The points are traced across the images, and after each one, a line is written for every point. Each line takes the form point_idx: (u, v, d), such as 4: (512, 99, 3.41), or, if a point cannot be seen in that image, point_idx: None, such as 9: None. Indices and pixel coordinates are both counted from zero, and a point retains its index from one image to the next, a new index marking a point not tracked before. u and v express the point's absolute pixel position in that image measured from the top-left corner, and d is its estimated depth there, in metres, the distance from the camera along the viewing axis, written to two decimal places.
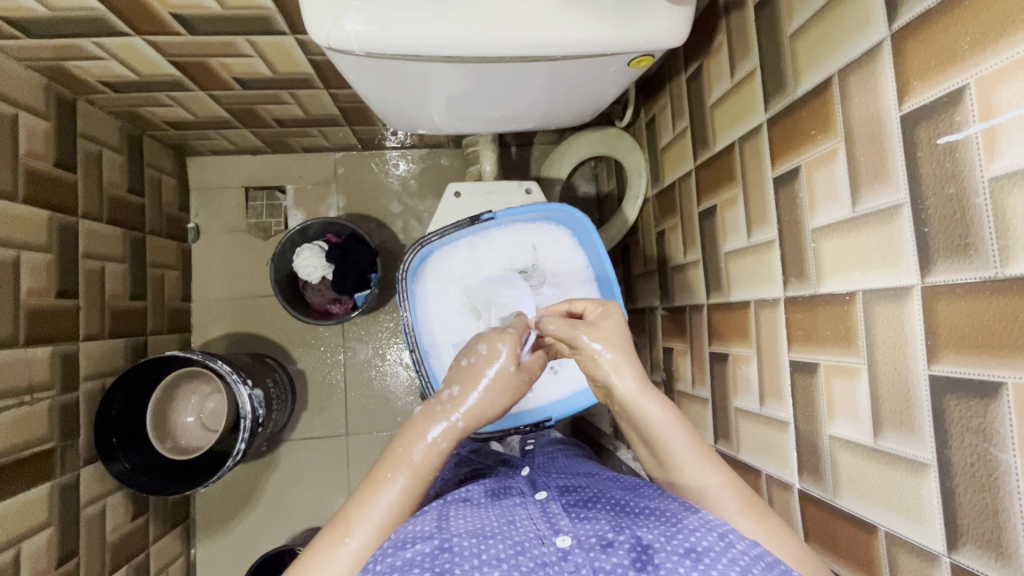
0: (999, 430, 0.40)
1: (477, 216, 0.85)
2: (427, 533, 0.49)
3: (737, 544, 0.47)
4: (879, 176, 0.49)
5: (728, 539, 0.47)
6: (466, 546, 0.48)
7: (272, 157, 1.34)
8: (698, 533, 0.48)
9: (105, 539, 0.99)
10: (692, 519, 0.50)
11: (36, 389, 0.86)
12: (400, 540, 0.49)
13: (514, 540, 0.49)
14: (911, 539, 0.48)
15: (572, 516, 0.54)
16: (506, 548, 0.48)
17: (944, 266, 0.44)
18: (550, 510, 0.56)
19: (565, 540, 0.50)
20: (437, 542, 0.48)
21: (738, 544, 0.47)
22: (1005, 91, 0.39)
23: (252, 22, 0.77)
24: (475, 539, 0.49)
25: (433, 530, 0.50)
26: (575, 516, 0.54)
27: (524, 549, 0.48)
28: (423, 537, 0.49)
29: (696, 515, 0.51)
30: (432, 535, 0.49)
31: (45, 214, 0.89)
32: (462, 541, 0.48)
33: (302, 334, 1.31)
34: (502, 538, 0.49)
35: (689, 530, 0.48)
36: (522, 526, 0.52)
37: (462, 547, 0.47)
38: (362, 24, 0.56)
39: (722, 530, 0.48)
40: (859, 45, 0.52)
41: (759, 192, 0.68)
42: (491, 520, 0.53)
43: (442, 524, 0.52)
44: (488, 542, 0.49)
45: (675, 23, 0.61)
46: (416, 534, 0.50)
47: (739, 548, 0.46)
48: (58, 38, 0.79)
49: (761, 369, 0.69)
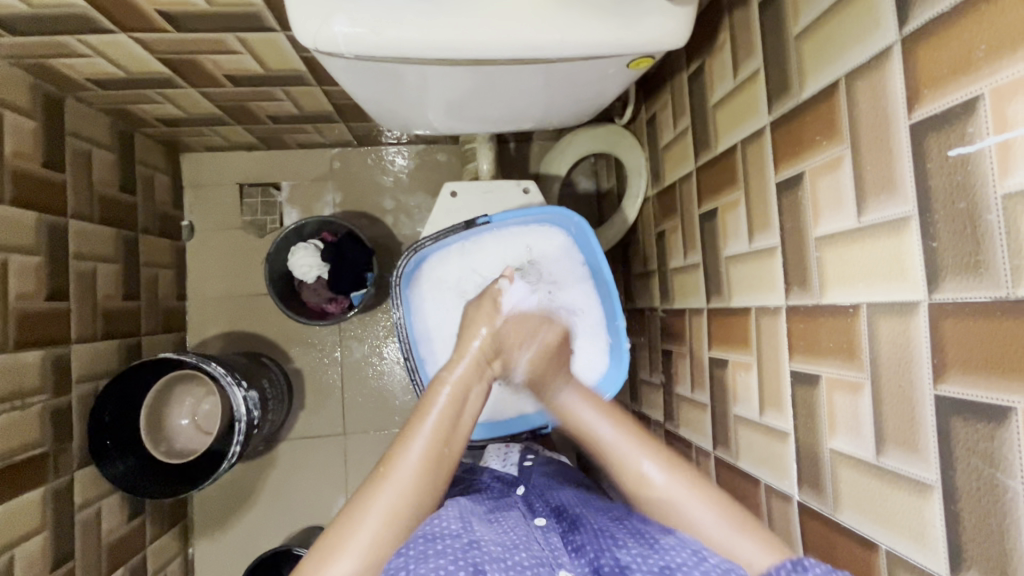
0: (1007, 455, 0.39)
1: (472, 220, 0.84)
2: (455, 531, 0.53)
3: (710, 559, 0.51)
4: (887, 186, 0.48)
5: (701, 555, 0.52)
6: (492, 550, 0.51)
7: (267, 154, 1.32)
8: (674, 551, 0.52)
9: (101, 541, 0.98)
10: (667, 540, 0.55)
11: (28, 394, 0.85)
12: (428, 533, 0.52)
13: (534, 552, 0.53)
14: (913, 560, 0.47)
15: (573, 544, 0.55)
16: (527, 557, 0.51)
17: (952, 283, 0.42)
18: (552, 539, 0.56)
19: (566, 575, 0.50)
20: (465, 540, 0.52)
21: (711, 559, 0.51)
22: (1021, 103, 0.37)
23: (241, 18, 0.75)
24: (501, 547, 0.52)
25: (460, 530, 0.53)
26: (580, 541, 0.56)
27: (541, 563, 0.51)
28: (452, 534, 0.52)
29: (672, 536, 0.55)
30: (461, 533, 0.53)
31: (33, 215, 0.87)
32: (489, 545, 0.52)
33: (299, 333, 1.30)
34: (524, 549, 0.53)
35: (669, 549, 0.53)
36: (536, 544, 0.55)
37: (490, 549, 0.51)
38: (351, 26, 0.53)
39: (697, 548, 0.53)
40: (867, 49, 0.50)
41: (762, 196, 0.67)
42: (512, 531, 0.56)
43: (466, 525, 0.55)
44: (512, 551, 0.52)
45: (676, 23, 0.59)
46: (443, 531, 0.53)
47: (712, 561, 0.51)
48: (42, 35, 0.77)
49: (761, 378, 0.68)
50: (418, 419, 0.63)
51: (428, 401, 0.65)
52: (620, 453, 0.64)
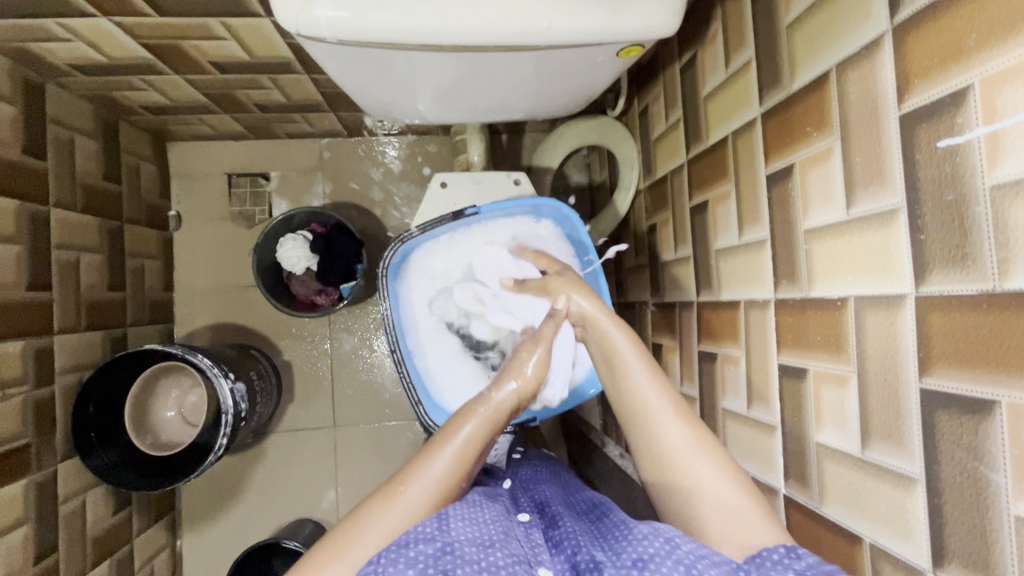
0: (990, 449, 0.39)
1: (460, 211, 0.83)
2: (430, 535, 0.50)
3: (683, 546, 0.48)
4: (876, 178, 0.47)
5: (674, 542, 0.48)
6: (468, 552, 0.49)
7: (255, 143, 1.30)
8: (645, 540, 0.49)
9: (86, 534, 0.97)
10: (640, 528, 0.51)
11: (8, 385, 0.84)
12: (399, 541, 0.50)
13: (511, 551, 0.51)
14: (896, 553, 0.47)
15: (551, 544, 0.55)
16: (504, 556, 0.49)
17: (938, 276, 0.42)
18: (534, 534, 0.56)
19: None
20: (440, 543, 0.49)
21: (683, 547, 0.48)
22: (1011, 93, 0.36)
23: (225, 3, 0.73)
24: (477, 547, 0.50)
25: (435, 531, 0.51)
26: (554, 540, 0.55)
27: (518, 561, 0.49)
28: (425, 538, 0.50)
29: (646, 525, 0.52)
30: (435, 536, 0.50)
31: (13, 204, 0.86)
32: (464, 546, 0.49)
33: (288, 325, 1.29)
34: (501, 547, 0.51)
35: (640, 538, 0.49)
36: (515, 543, 0.53)
37: (465, 552, 0.48)
38: (334, 10, 0.52)
39: (670, 535, 0.49)
40: (858, 39, 0.49)
41: (752, 188, 0.66)
42: (489, 526, 0.53)
43: (442, 524, 0.52)
44: (488, 551, 0.49)
45: (667, 11, 0.58)
46: (417, 533, 0.50)
47: (684, 549, 0.47)
48: (19, 18, 0.75)
49: (750, 371, 0.67)
50: (445, 434, 0.61)
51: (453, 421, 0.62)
52: (684, 470, 0.56)
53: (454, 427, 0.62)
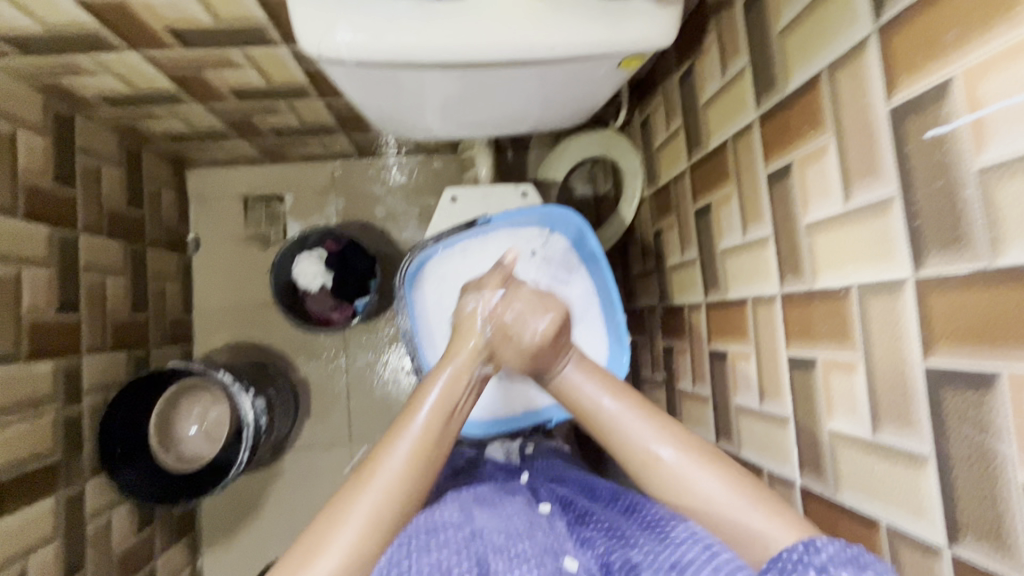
0: (994, 421, 0.40)
1: (473, 220, 0.87)
2: (458, 523, 0.53)
3: (722, 554, 0.47)
4: (870, 170, 0.50)
5: (713, 551, 0.47)
6: (497, 538, 0.51)
7: (270, 166, 1.35)
8: (685, 545, 0.49)
9: (112, 550, 0.99)
10: (678, 530, 0.51)
11: (40, 403, 0.87)
12: (427, 528, 0.52)
13: (537, 543, 0.51)
14: (912, 533, 0.48)
15: (577, 535, 0.55)
16: (531, 546, 0.50)
17: (935, 258, 0.44)
18: (557, 523, 0.56)
19: (572, 562, 0.49)
20: (468, 531, 0.52)
21: (723, 555, 0.47)
22: (990, 83, 0.39)
23: (247, 34, 0.78)
24: (506, 535, 0.52)
25: (463, 520, 0.54)
26: (582, 533, 0.55)
27: (546, 552, 0.50)
28: (454, 525, 0.52)
29: (684, 525, 0.52)
30: (463, 524, 0.53)
31: (45, 229, 0.90)
32: (494, 534, 0.52)
33: (304, 342, 1.32)
34: (529, 538, 0.51)
35: (679, 542, 0.49)
36: (541, 534, 0.53)
37: (491, 544, 0.50)
38: (353, 33, 0.56)
39: (708, 542, 0.49)
40: (845, 42, 0.52)
41: (754, 189, 0.68)
42: (518, 520, 0.55)
43: (469, 516, 0.55)
44: (517, 540, 0.51)
45: (664, 25, 0.61)
46: (447, 522, 0.53)
47: (723, 557, 0.46)
48: (55, 55, 0.80)
49: (760, 365, 0.69)
50: (407, 416, 0.60)
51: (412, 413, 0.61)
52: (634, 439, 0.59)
53: (418, 404, 0.61)
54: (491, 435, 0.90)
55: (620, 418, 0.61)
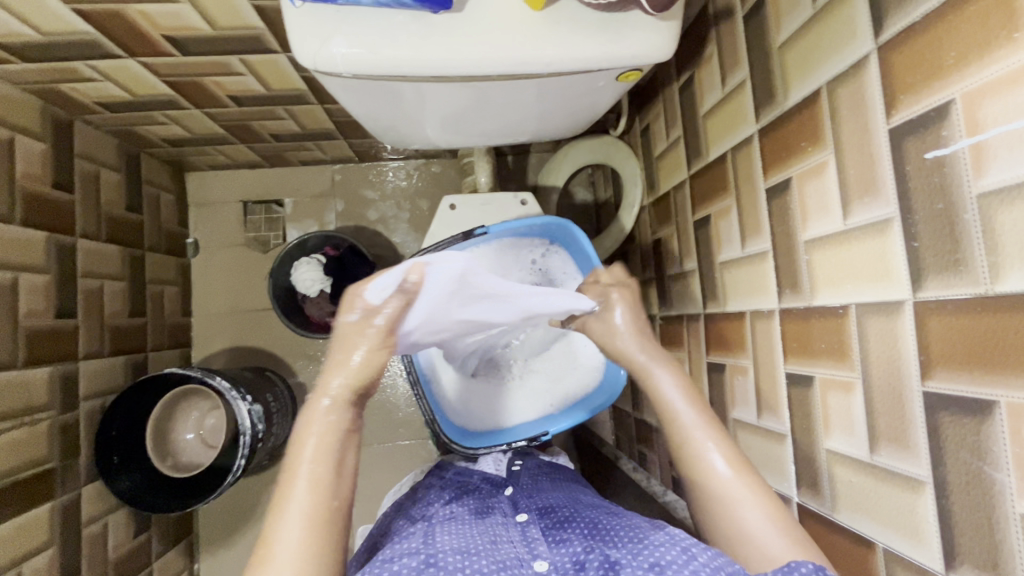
0: (992, 449, 0.40)
1: (470, 231, 0.86)
2: (414, 550, 0.52)
3: (699, 557, 0.47)
4: (870, 190, 0.49)
5: (690, 553, 0.47)
6: (451, 561, 0.49)
7: (270, 170, 1.34)
8: (663, 548, 0.49)
9: (108, 556, 0.99)
10: (658, 537, 0.51)
11: (37, 410, 0.87)
12: (384, 557, 0.51)
13: (497, 558, 0.51)
14: (909, 557, 0.47)
15: (551, 540, 0.55)
16: (489, 563, 0.49)
17: (933, 282, 0.43)
18: (531, 532, 0.57)
19: (542, 564, 0.50)
20: (423, 556, 0.50)
21: (701, 557, 0.47)
22: (990, 106, 0.38)
23: (244, 42, 0.78)
24: (460, 556, 0.50)
25: (420, 547, 0.53)
26: (556, 540, 0.55)
27: (507, 565, 0.50)
28: (409, 553, 0.51)
29: (663, 532, 0.52)
30: (419, 550, 0.52)
31: (43, 235, 0.90)
32: (447, 556, 0.50)
33: (303, 347, 1.32)
34: (486, 555, 0.51)
35: (658, 546, 0.49)
36: (504, 548, 0.53)
37: (448, 562, 0.49)
38: (348, 47, 0.56)
39: (686, 544, 0.49)
40: (845, 59, 0.51)
41: (753, 202, 0.68)
42: (475, 538, 0.55)
43: (428, 541, 0.54)
44: (473, 558, 0.50)
45: (663, 38, 0.61)
46: (403, 552, 0.52)
47: (702, 560, 0.47)
48: (53, 62, 0.79)
49: (758, 379, 0.68)
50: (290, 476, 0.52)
51: (299, 454, 0.53)
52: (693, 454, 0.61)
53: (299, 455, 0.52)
54: (487, 446, 0.89)
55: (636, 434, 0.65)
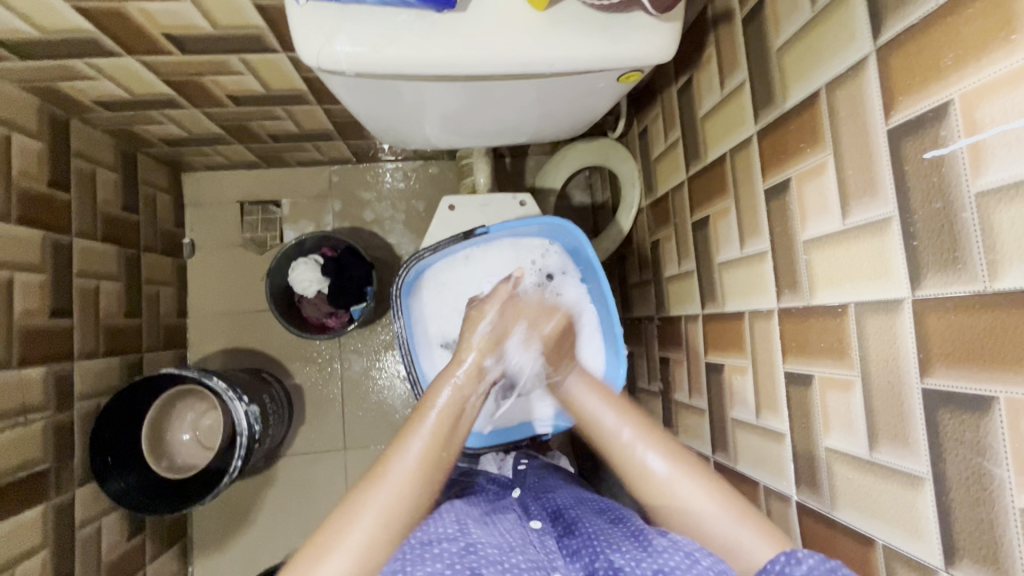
0: (992, 445, 0.40)
1: (470, 231, 0.86)
2: (453, 535, 0.53)
3: (704, 561, 0.49)
4: (869, 190, 0.50)
5: (694, 557, 0.49)
6: (491, 552, 0.51)
7: (267, 171, 1.34)
8: (666, 553, 0.50)
9: (101, 559, 0.98)
10: (660, 541, 0.52)
11: (31, 410, 0.86)
12: (422, 539, 0.52)
13: (530, 557, 0.52)
14: (909, 553, 0.47)
15: (566, 547, 0.56)
16: (524, 561, 0.51)
17: (932, 280, 0.44)
18: (547, 541, 0.57)
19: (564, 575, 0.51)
20: (463, 544, 0.52)
21: (704, 561, 0.49)
22: (988, 106, 0.39)
23: (245, 41, 0.78)
24: (498, 550, 0.52)
25: (458, 533, 0.54)
26: (568, 547, 0.55)
27: (539, 566, 0.51)
28: (448, 538, 0.52)
29: (664, 537, 0.53)
30: (458, 537, 0.53)
31: (38, 234, 0.89)
32: (486, 548, 0.52)
33: (299, 348, 1.31)
34: (520, 553, 0.53)
35: (660, 551, 0.51)
36: (532, 549, 0.55)
37: (488, 553, 0.51)
38: (351, 45, 0.56)
39: (689, 549, 0.51)
40: (844, 61, 0.52)
41: (752, 203, 0.68)
42: (508, 535, 0.56)
43: (463, 529, 0.55)
44: (510, 554, 0.52)
45: (663, 40, 0.62)
46: (442, 535, 0.53)
47: (705, 564, 0.49)
48: (51, 59, 0.79)
49: (757, 379, 0.69)
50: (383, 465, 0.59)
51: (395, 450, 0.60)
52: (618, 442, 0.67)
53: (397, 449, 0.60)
54: (486, 447, 0.90)
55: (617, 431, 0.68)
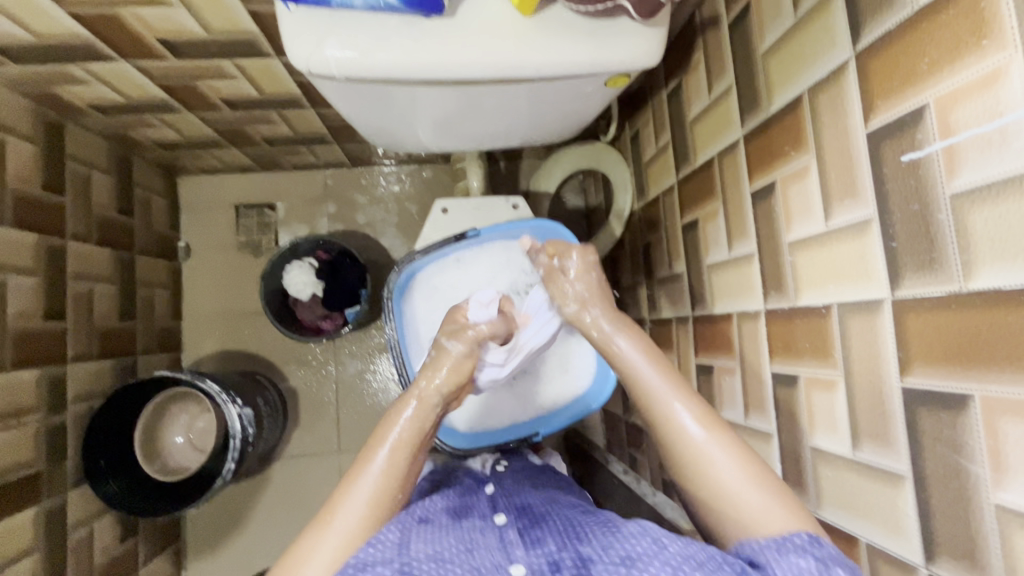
0: (968, 443, 0.41)
1: (462, 233, 0.87)
2: (394, 539, 0.52)
3: (671, 547, 0.47)
4: (850, 193, 0.50)
5: (661, 542, 0.47)
6: (427, 555, 0.49)
7: (262, 174, 1.35)
8: (634, 539, 0.49)
9: (93, 562, 0.97)
10: (631, 527, 0.51)
11: (23, 413, 0.86)
12: (365, 542, 0.51)
13: (474, 559, 0.50)
14: (890, 551, 0.48)
15: (526, 541, 0.54)
16: (462, 564, 0.48)
17: (911, 281, 0.45)
18: (507, 536, 0.55)
19: (518, 567, 0.48)
20: (399, 546, 0.50)
21: (672, 548, 0.47)
22: (962, 110, 0.40)
23: (238, 46, 0.79)
24: (439, 549, 0.50)
25: (400, 536, 0.53)
26: (530, 540, 0.54)
27: (483, 570, 0.48)
28: (388, 541, 0.51)
29: (633, 522, 0.52)
30: (397, 540, 0.52)
31: (32, 237, 0.89)
32: (423, 550, 0.50)
33: (294, 351, 1.31)
34: (462, 554, 0.50)
35: (628, 537, 0.49)
36: (480, 550, 0.52)
37: (423, 554, 0.49)
38: (342, 50, 0.57)
39: (657, 534, 0.49)
40: (825, 66, 0.53)
41: (739, 205, 0.69)
42: (451, 538, 0.54)
43: (408, 532, 0.54)
44: (451, 553, 0.50)
45: (649, 44, 0.62)
46: (381, 538, 0.52)
47: (672, 550, 0.46)
48: (46, 64, 0.80)
49: (745, 380, 0.69)
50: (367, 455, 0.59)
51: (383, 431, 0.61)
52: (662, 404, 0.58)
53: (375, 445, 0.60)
54: (478, 448, 0.90)
55: (659, 384, 0.59)
